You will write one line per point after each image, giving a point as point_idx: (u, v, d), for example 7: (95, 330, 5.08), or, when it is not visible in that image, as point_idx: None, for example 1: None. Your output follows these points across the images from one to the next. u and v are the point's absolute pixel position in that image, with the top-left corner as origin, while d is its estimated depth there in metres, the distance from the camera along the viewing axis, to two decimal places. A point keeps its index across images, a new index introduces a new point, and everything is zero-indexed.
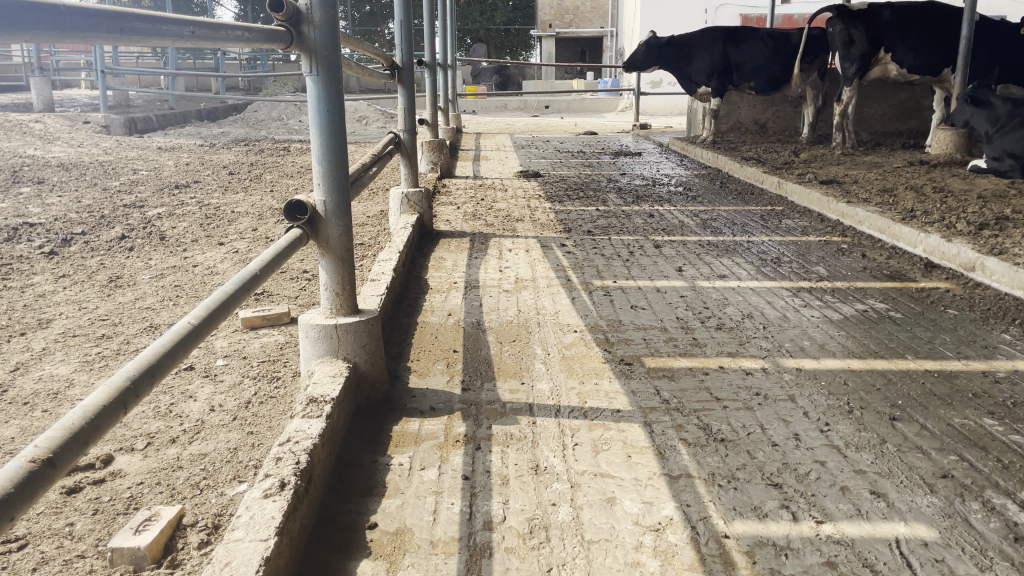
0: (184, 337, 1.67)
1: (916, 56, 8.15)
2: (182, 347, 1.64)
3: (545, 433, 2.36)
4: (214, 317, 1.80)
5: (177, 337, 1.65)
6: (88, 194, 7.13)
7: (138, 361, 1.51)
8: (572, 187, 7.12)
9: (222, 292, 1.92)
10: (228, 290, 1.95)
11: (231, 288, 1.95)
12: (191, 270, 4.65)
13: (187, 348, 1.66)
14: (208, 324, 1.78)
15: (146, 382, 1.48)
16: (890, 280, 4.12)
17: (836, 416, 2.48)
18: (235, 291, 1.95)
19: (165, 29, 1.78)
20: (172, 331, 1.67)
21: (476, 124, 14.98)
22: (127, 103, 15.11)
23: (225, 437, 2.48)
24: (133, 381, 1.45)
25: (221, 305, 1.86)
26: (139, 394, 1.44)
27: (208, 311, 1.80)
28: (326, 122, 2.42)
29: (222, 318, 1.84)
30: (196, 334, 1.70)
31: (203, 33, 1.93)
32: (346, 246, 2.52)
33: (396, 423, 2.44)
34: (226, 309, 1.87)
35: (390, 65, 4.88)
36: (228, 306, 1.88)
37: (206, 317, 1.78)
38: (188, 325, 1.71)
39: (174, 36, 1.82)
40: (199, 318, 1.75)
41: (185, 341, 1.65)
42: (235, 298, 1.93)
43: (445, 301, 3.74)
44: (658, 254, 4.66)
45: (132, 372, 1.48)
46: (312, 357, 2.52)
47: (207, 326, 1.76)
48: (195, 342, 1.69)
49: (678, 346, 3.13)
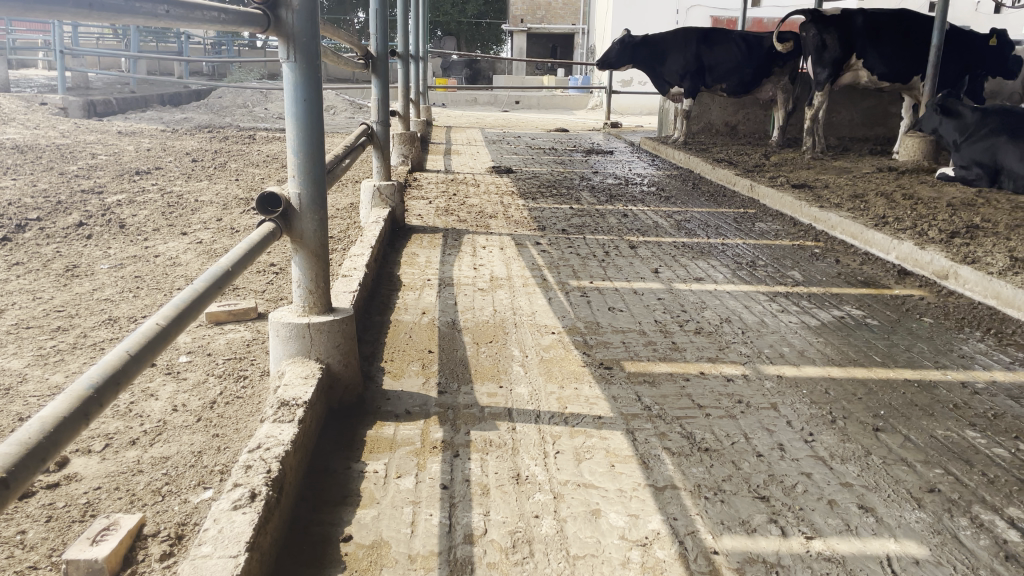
0: (151, 340, 1.55)
1: (887, 63, 8.22)
2: (149, 351, 1.53)
3: (525, 440, 2.29)
4: (183, 318, 1.68)
5: (143, 339, 1.53)
6: (44, 178, 6.88)
7: (101, 367, 1.39)
8: (545, 184, 7.06)
9: (192, 290, 1.80)
10: (197, 288, 1.83)
11: (201, 286, 1.82)
12: (153, 260, 4.49)
13: (154, 351, 1.54)
14: (177, 325, 1.66)
15: (110, 390, 1.36)
16: (864, 286, 4.11)
17: (820, 425, 2.44)
18: (206, 289, 1.83)
19: (135, 7, 1.66)
20: (138, 333, 1.55)
21: (446, 118, 14.84)
22: (86, 85, 14.70)
23: (189, 440, 2.36)
24: (96, 389, 1.33)
25: (190, 305, 1.74)
26: (104, 404, 1.33)
27: (177, 312, 1.68)
28: (303, 111, 2.31)
29: (190, 319, 1.71)
30: (163, 337, 1.58)
31: (176, 13, 1.81)
32: (322, 241, 2.42)
33: (370, 427, 2.35)
34: (196, 309, 1.75)
35: (364, 55, 4.75)
36: (197, 305, 1.76)
37: (174, 318, 1.66)
38: (155, 327, 1.59)
39: (145, 16, 1.70)
40: (166, 319, 1.63)
41: (152, 345, 1.54)
42: (205, 297, 1.81)
43: (419, 298, 3.64)
44: (634, 255, 4.61)
45: (94, 378, 1.36)
46: (282, 357, 2.41)
47: (175, 327, 1.64)
48: (163, 344, 1.57)
49: (658, 350, 3.07)
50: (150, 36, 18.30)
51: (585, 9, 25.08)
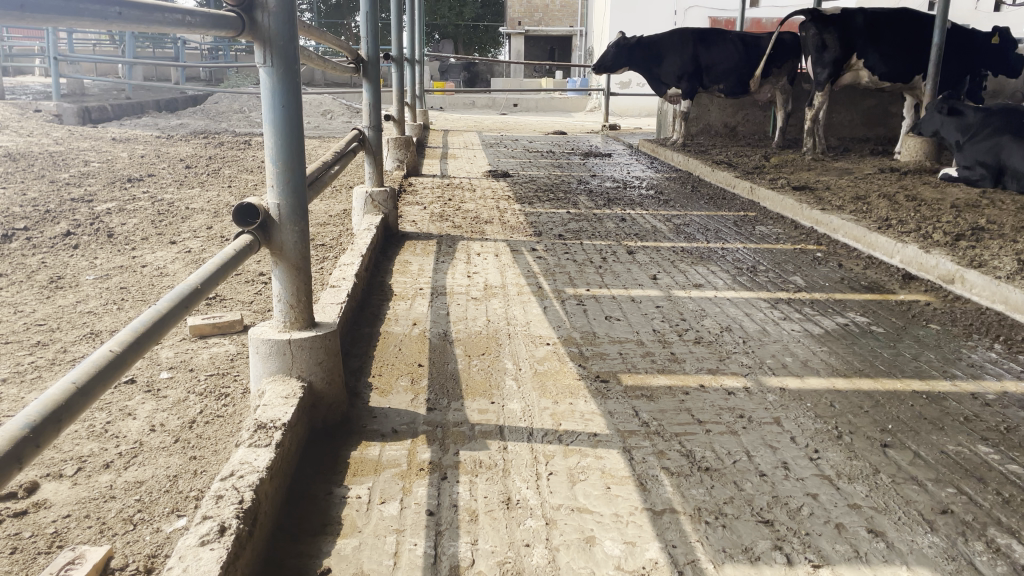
0: (103, 369, 1.42)
1: (888, 63, 8.11)
2: (99, 383, 1.39)
3: (517, 461, 2.18)
4: (140, 344, 1.55)
5: (94, 368, 1.40)
6: (34, 186, 6.78)
7: (41, 404, 1.26)
8: (542, 188, 6.96)
9: (153, 312, 1.67)
10: (160, 309, 1.70)
11: (165, 306, 1.70)
12: (139, 271, 4.39)
13: (105, 383, 1.41)
14: (133, 352, 1.53)
15: (49, 430, 1.22)
16: (869, 291, 4.01)
17: (825, 442, 2.34)
18: (169, 309, 1.70)
19: (83, 6, 1.53)
20: (89, 362, 1.42)
21: (443, 121, 14.75)
22: (81, 91, 14.60)
23: (165, 462, 2.25)
24: (33, 428, 1.20)
25: (150, 328, 1.61)
26: (41, 446, 1.20)
27: (135, 335, 1.55)
28: (281, 118, 2.21)
29: (149, 344, 1.58)
30: (117, 366, 1.45)
31: (131, 14, 1.68)
32: (303, 253, 2.31)
33: (354, 448, 2.24)
34: (157, 331, 1.62)
35: (354, 59, 4.64)
36: (159, 328, 1.64)
37: (130, 344, 1.53)
38: (107, 356, 1.45)
39: (97, 17, 1.57)
40: (120, 347, 1.50)
41: (103, 375, 1.40)
42: (168, 318, 1.68)
43: (410, 309, 3.54)
44: (632, 261, 4.51)
45: (31, 417, 1.22)
46: (262, 375, 2.30)
47: (130, 354, 1.51)
48: (118, 373, 1.45)
49: (656, 362, 2.96)
50: (146, 42, 18.24)
51: (583, 11, 25.06)
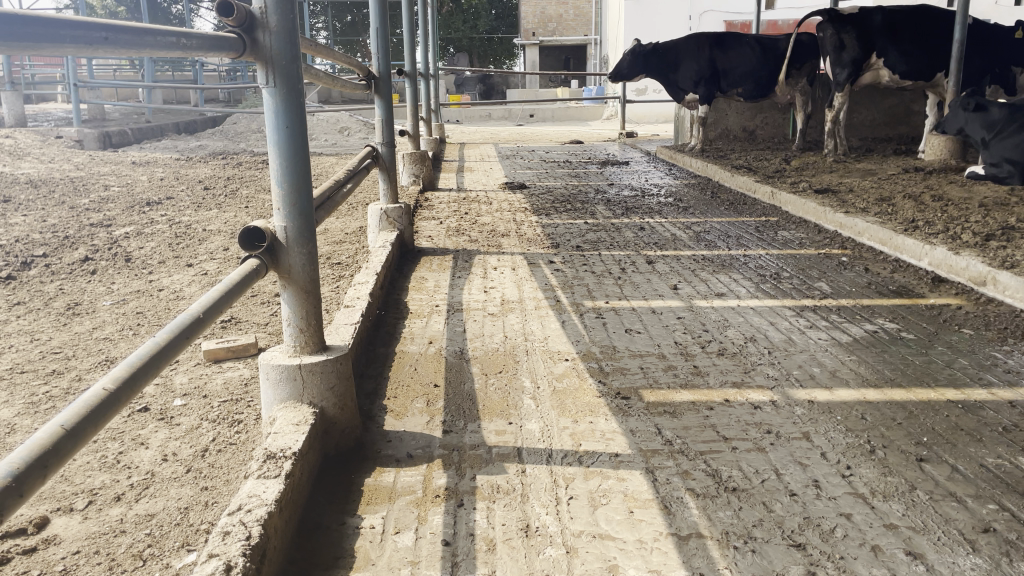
0: (96, 409, 1.34)
1: (908, 61, 7.97)
2: (90, 424, 1.32)
3: (536, 485, 2.11)
4: (137, 379, 1.48)
5: (85, 408, 1.33)
6: (55, 213, 6.83)
7: (26, 449, 1.19)
8: (559, 199, 6.90)
9: (152, 345, 1.60)
10: (159, 341, 1.63)
11: (164, 338, 1.63)
12: (156, 295, 4.37)
13: (97, 423, 1.33)
14: (129, 388, 1.46)
15: (34, 477, 1.15)
16: (897, 296, 3.89)
17: (858, 457, 2.24)
18: (168, 341, 1.63)
19: (66, 32, 1.46)
20: (81, 401, 1.35)
21: (460, 134, 14.74)
22: (102, 116, 14.78)
23: (177, 493, 2.20)
24: (16, 477, 1.12)
25: (147, 362, 1.54)
26: (24, 494, 1.12)
27: (131, 370, 1.48)
28: (285, 139, 2.16)
29: (146, 378, 1.51)
30: (111, 404, 1.38)
31: (122, 38, 1.62)
32: (311, 276, 2.27)
33: (368, 475, 2.18)
34: (155, 366, 1.55)
35: (366, 76, 4.62)
36: (157, 362, 1.57)
37: (126, 380, 1.45)
38: (101, 393, 1.39)
39: (82, 43, 1.50)
40: (116, 382, 1.43)
41: (95, 415, 1.33)
42: (166, 351, 1.61)
43: (426, 326, 3.48)
44: (651, 271, 4.42)
45: (15, 464, 1.15)
46: (274, 402, 2.24)
47: (126, 391, 1.44)
48: (111, 413, 1.37)
49: (678, 376, 2.87)
50: (165, 66, 18.48)
51: (597, 20, 25.05)
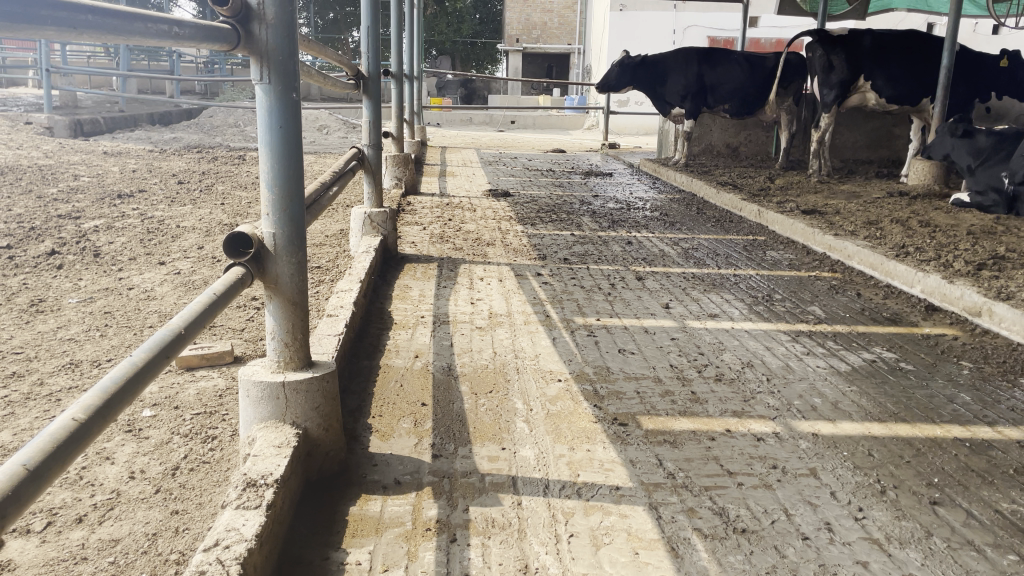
0: (62, 445, 1.19)
1: (895, 85, 8.00)
2: (55, 463, 1.16)
3: (533, 520, 1.98)
4: (109, 407, 1.32)
5: (51, 444, 1.17)
6: (20, 202, 6.56)
7: None
8: (544, 208, 6.79)
9: (128, 366, 1.44)
10: (137, 360, 1.47)
11: (142, 357, 1.47)
12: (125, 293, 4.18)
13: (63, 461, 1.18)
14: (100, 419, 1.30)
15: None
16: (892, 324, 3.82)
17: (869, 498, 2.14)
18: (147, 361, 1.47)
19: (48, 14, 1.32)
20: (47, 434, 1.20)
21: (441, 138, 14.58)
22: (73, 104, 14.40)
23: (144, 517, 2.04)
24: None
25: (122, 387, 1.37)
26: None
27: (103, 398, 1.32)
28: (278, 140, 2.02)
29: (121, 405, 1.35)
30: (80, 438, 1.22)
31: (111, 23, 1.48)
32: (299, 288, 2.12)
33: (353, 502, 2.04)
34: (132, 390, 1.39)
35: (355, 75, 4.47)
36: (134, 385, 1.41)
37: (97, 410, 1.30)
38: (69, 424, 1.23)
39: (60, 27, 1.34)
40: (87, 412, 1.27)
41: (62, 451, 1.17)
42: (144, 373, 1.45)
43: (412, 339, 3.34)
44: (641, 288, 4.32)
45: None
46: (253, 420, 2.09)
47: (97, 423, 1.28)
48: (80, 448, 1.22)
49: (676, 403, 2.75)
50: (142, 54, 18.10)
51: (581, 29, 25.04)
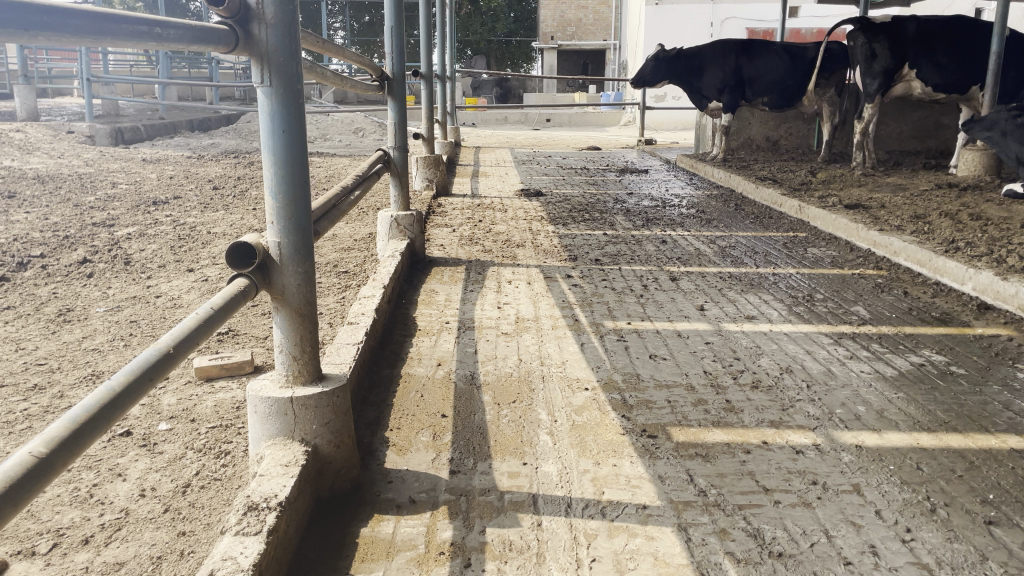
0: (17, 485, 1.12)
1: (942, 73, 7.69)
2: (8, 504, 1.09)
3: (554, 542, 1.86)
4: (76, 440, 1.26)
5: (5, 484, 1.11)
6: (58, 210, 6.64)
7: None
8: (577, 207, 6.66)
9: (105, 391, 1.38)
10: (115, 385, 1.42)
11: (120, 383, 1.41)
12: (152, 302, 4.16)
13: (20, 501, 1.12)
14: (66, 453, 1.24)
15: None
16: (941, 324, 3.61)
17: (918, 518, 1.98)
18: (126, 386, 1.42)
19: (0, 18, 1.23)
20: (2, 471, 1.13)
21: (475, 138, 14.52)
22: (115, 112, 14.64)
23: (150, 539, 1.97)
24: None
25: (94, 416, 1.32)
26: None
27: (71, 429, 1.26)
28: (281, 145, 1.93)
29: (90, 436, 1.29)
30: (38, 476, 1.16)
31: (75, 24, 1.38)
32: (307, 298, 2.03)
33: (365, 523, 1.95)
34: (105, 419, 1.34)
35: (379, 76, 4.37)
36: (107, 414, 1.34)
37: (62, 442, 1.24)
38: (27, 460, 1.17)
39: (16, 29, 1.23)
40: (50, 446, 1.21)
41: (16, 491, 1.11)
42: (121, 399, 1.39)
43: (435, 346, 3.24)
44: (675, 289, 4.17)
45: None
46: (261, 438, 2.01)
47: (61, 457, 1.22)
48: (39, 486, 1.15)
49: (710, 413, 2.61)
50: (182, 62, 18.36)
51: (617, 26, 24.80)
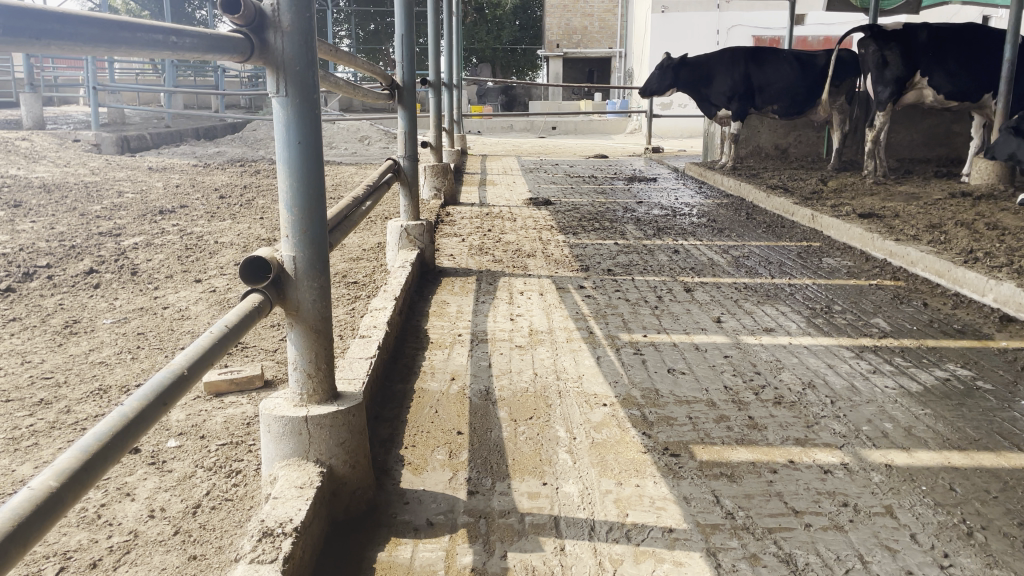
0: (25, 522, 1.06)
1: (955, 81, 7.61)
2: (17, 543, 1.03)
3: (577, 568, 1.79)
4: (87, 471, 1.20)
5: (12, 521, 1.05)
6: (65, 220, 6.59)
7: None
8: (587, 216, 6.60)
9: (117, 418, 1.32)
10: (127, 411, 1.36)
11: (133, 409, 1.35)
12: (160, 313, 4.11)
13: (29, 539, 1.06)
14: (77, 485, 1.18)
15: None
16: (964, 337, 3.54)
17: (955, 542, 1.91)
18: (139, 412, 1.36)
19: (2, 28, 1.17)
20: (9, 508, 1.07)
21: (481, 145, 14.47)
22: (121, 120, 14.63)
23: (160, 562, 1.90)
24: None
25: (106, 445, 1.26)
26: None
27: (81, 460, 1.20)
28: (297, 157, 1.87)
29: (101, 467, 1.23)
30: (47, 511, 1.09)
31: (85, 31, 1.32)
32: (323, 314, 1.97)
33: (381, 547, 1.88)
34: (117, 447, 1.28)
35: (390, 85, 4.30)
36: (119, 442, 1.28)
37: (73, 475, 1.18)
38: (33, 495, 1.10)
39: (24, 38, 1.18)
40: (59, 481, 1.15)
41: (24, 528, 1.05)
42: (133, 426, 1.33)
43: (448, 359, 3.18)
44: (690, 300, 4.10)
45: None
46: (275, 457, 1.95)
47: (72, 490, 1.16)
48: (49, 524, 1.09)
49: (733, 430, 2.54)
50: (189, 70, 18.37)
51: (623, 33, 24.78)
